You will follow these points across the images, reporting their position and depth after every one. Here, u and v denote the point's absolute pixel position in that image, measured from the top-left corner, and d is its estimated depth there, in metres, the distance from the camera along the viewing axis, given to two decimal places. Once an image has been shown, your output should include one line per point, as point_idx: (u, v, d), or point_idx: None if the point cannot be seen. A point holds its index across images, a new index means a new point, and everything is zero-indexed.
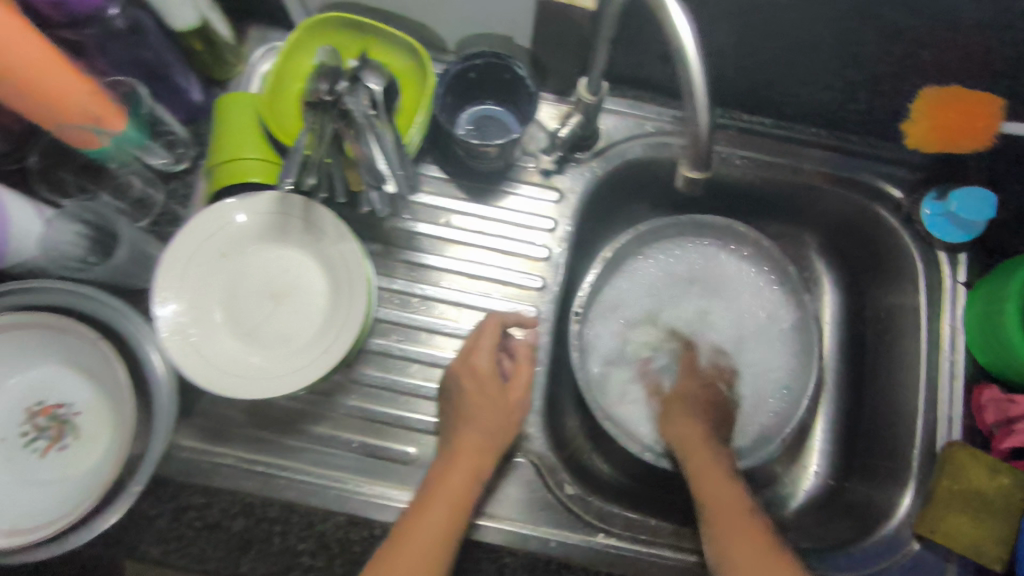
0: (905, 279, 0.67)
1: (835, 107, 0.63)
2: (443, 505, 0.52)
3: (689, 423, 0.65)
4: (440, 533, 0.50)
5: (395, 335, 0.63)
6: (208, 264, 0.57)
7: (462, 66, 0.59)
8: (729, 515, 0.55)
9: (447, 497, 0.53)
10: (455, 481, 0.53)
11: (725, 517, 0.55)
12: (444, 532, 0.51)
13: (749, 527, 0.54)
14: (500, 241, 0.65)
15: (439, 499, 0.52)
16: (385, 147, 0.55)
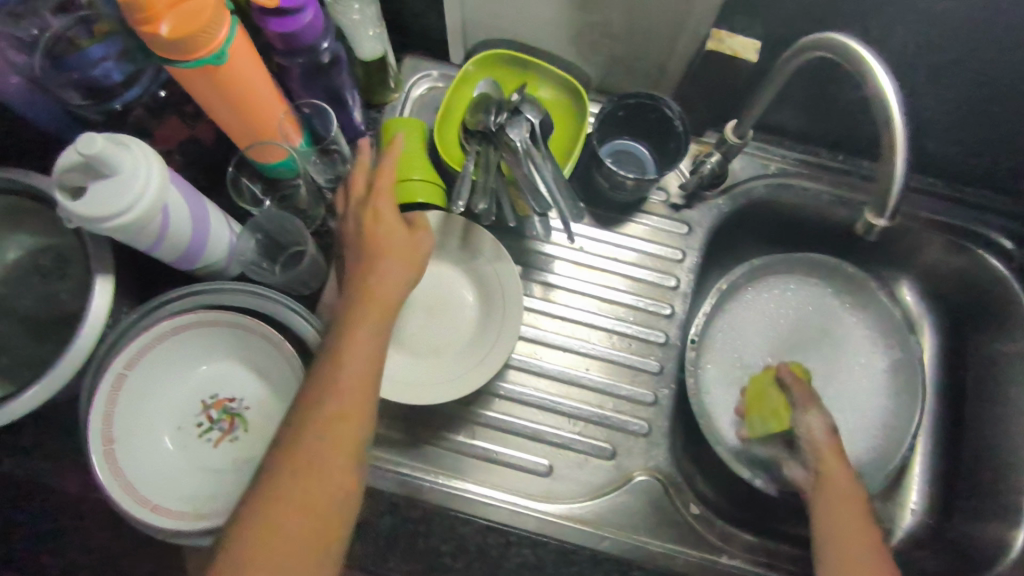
0: (1014, 327, 0.70)
1: (955, 159, 0.68)
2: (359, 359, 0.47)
3: (838, 462, 0.60)
4: (343, 423, 0.45)
5: (531, 351, 0.66)
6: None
7: (615, 104, 0.64)
8: (857, 549, 0.54)
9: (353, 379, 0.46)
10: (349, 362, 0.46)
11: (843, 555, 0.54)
12: (349, 417, 0.45)
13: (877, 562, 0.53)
14: (631, 269, 0.69)
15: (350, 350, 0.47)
16: (545, 173, 0.59)
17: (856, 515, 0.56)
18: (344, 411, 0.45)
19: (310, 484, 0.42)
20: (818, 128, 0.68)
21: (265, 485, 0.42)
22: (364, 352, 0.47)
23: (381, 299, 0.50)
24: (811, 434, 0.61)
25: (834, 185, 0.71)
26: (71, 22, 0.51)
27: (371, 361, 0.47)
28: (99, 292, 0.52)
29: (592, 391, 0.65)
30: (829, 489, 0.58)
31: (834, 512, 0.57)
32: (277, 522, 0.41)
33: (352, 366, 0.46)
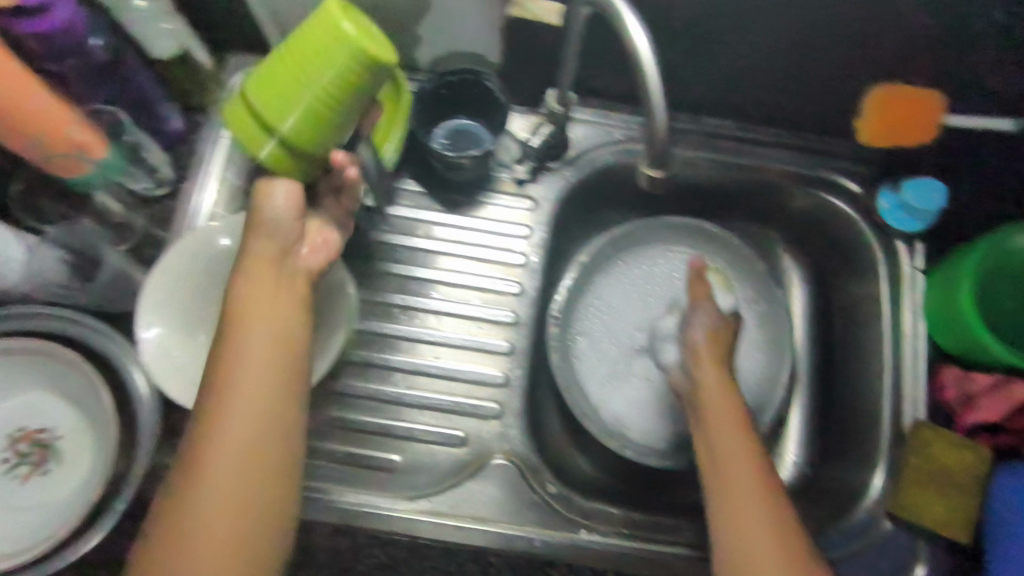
0: (866, 269, 0.70)
1: (789, 108, 0.67)
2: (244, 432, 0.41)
3: (725, 394, 0.58)
4: (236, 504, 0.39)
5: (377, 346, 0.64)
6: (188, 286, 0.58)
7: (438, 80, 0.62)
8: (746, 489, 0.50)
9: (239, 410, 0.41)
10: (231, 404, 0.41)
11: (733, 497, 0.50)
12: (251, 495, 0.40)
13: (763, 491, 0.50)
14: (481, 251, 0.67)
15: (237, 428, 0.41)
16: (364, 162, 0.58)
17: (739, 439, 0.54)
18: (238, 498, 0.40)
19: (204, 564, 0.38)
20: (650, 88, 0.67)
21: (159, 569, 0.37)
22: (242, 374, 0.42)
23: (269, 343, 0.43)
24: (693, 331, 0.65)
25: (677, 146, 0.70)
26: None
27: (262, 432, 0.41)
28: None
29: (444, 379, 0.64)
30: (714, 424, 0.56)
31: (725, 451, 0.54)
32: (215, 553, 0.38)
33: (243, 394, 0.41)
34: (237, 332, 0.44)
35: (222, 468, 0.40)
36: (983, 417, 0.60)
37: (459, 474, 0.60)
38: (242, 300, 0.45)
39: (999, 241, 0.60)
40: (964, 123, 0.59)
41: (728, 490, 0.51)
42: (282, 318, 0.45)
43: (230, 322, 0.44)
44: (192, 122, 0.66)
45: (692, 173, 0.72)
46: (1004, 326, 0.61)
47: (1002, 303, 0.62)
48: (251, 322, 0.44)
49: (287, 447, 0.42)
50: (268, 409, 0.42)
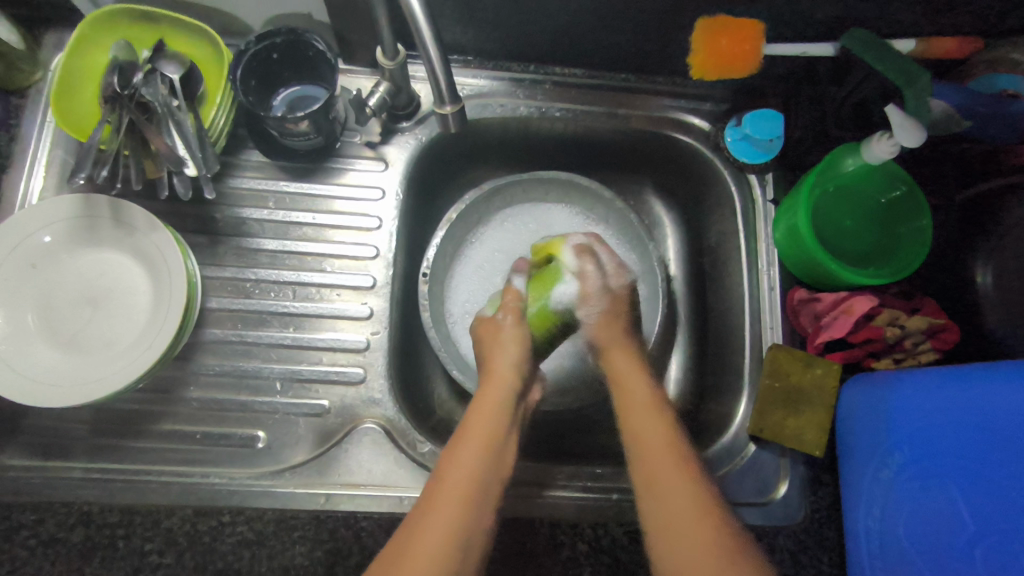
0: (724, 205, 0.71)
1: (632, 51, 0.67)
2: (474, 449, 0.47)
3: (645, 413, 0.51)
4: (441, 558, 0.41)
5: (231, 322, 0.62)
6: (18, 278, 0.55)
7: (261, 46, 0.59)
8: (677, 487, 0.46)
9: (457, 494, 0.44)
10: (456, 469, 0.46)
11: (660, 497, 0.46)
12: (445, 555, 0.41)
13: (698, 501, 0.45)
14: (332, 217, 0.65)
15: (448, 491, 0.45)
16: (184, 132, 0.56)
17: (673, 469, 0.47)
18: (439, 538, 0.42)
19: None
20: (494, 39, 0.66)
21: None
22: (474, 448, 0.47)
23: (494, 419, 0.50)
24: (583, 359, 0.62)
25: (529, 98, 0.70)
26: None
27: (477, 485, 0.45)
28: None
29: (305, 349, 0.62)
30: (643, 471, 0.48)
31: (642, 440, 0.50)
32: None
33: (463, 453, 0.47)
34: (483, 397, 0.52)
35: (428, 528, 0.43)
36: (830, 334, 0.63)
37: (323, 440, 0.59)
38: (494, 347, 0.57)
39: (830, 165, 0.63)
40: (780, 52, 0.61)
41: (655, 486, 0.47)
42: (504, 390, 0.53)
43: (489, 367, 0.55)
44: (10, 106, 0.62)
45: (550, 125, 0.72)
46: (848, 245, 0.63)
47: (841, 224, 0.64)
48: (485, 391, 0.53)
49: (464, 525, 0.43)
50: (473, 489, 0.45)
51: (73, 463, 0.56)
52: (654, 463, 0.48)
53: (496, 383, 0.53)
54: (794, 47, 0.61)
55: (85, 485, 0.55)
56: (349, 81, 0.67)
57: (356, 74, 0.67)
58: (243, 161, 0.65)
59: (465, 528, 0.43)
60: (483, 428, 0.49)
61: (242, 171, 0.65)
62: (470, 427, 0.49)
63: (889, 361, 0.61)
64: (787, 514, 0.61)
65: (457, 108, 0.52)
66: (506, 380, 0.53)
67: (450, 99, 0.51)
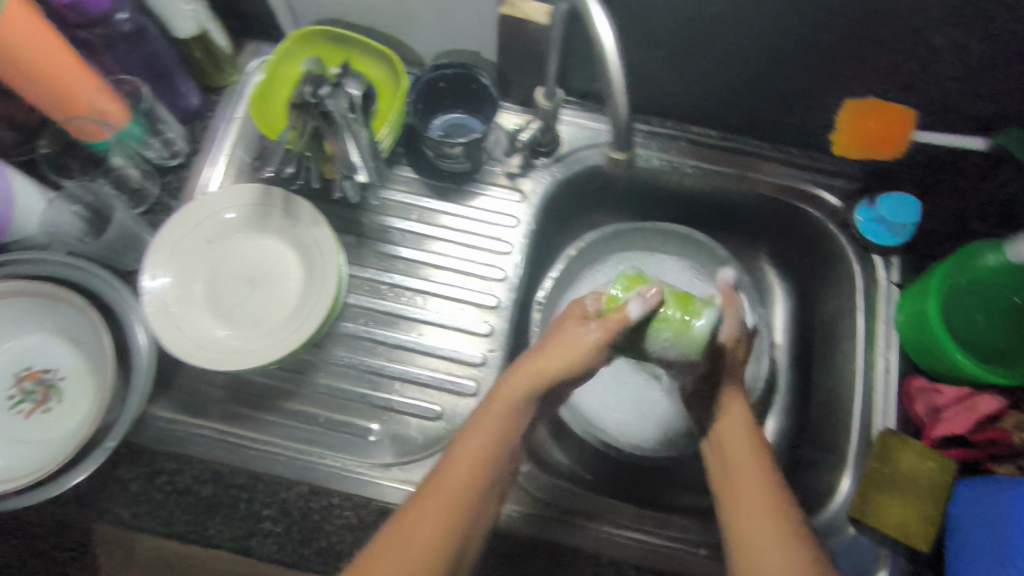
0: (843, 282, 0.71)
1: (773, 120, 0.70)
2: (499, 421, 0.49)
3: (738, 437, 0.53)
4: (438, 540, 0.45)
5: (364, 319, 0.66)
6: (197, 250, 0.62)
7: (433, 74, 0.66)
8: (754, 525, 0.48)
9: (471, 465, 0.48)
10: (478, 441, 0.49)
11: (739, 525, 0.49)
12: (443, 535, 0.45)
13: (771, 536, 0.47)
14: (466, 236, 0.70)
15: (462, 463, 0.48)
16: (359, 142, 0.62)
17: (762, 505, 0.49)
18: (445, 503, 0.46)
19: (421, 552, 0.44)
20: (641, 92, 0.70)
21: (399, 541, 0.45)
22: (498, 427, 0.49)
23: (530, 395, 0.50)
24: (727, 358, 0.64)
25: (664, 152, 0.73)
26: None
27: (490, 462, 0.48)
28: None
29: (424, 355, 0.65)
30: (731, 501, 0.50)
31: (734, 467, 0.52)
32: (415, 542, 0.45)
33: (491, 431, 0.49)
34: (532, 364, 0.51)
35: (437, 496, 0.47)
36: (949, 429, 0.61)
37: (431, 445, 0.62)
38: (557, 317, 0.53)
39: (968, 258, 0.63)
40: (930, 139, 0.63)
41: (737, 514, 0.49)
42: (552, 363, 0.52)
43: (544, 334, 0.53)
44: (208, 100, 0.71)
45: (679, 179, 0.74)
46: (979, 341, 0.62)
47: (972, 318, 0.63)
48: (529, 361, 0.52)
49: (465, 496, 0.47)
50: (486, 466, 0.48)
51: (208, 423, 0.61)
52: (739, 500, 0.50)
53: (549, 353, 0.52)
54: (945, 137, 0.62)
55: (218, 445, 0.60)
56: (502, 117, 0.72)
57: (509, 110, 0.72)
58: (396, 175, 0.71)
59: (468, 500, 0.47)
60: (512, 402, 0.50)
61: (394, 184, 0.71)
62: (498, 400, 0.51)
63: (1012, 467, 0.59)
64: None
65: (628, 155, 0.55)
66: (554, 360, 0.51)
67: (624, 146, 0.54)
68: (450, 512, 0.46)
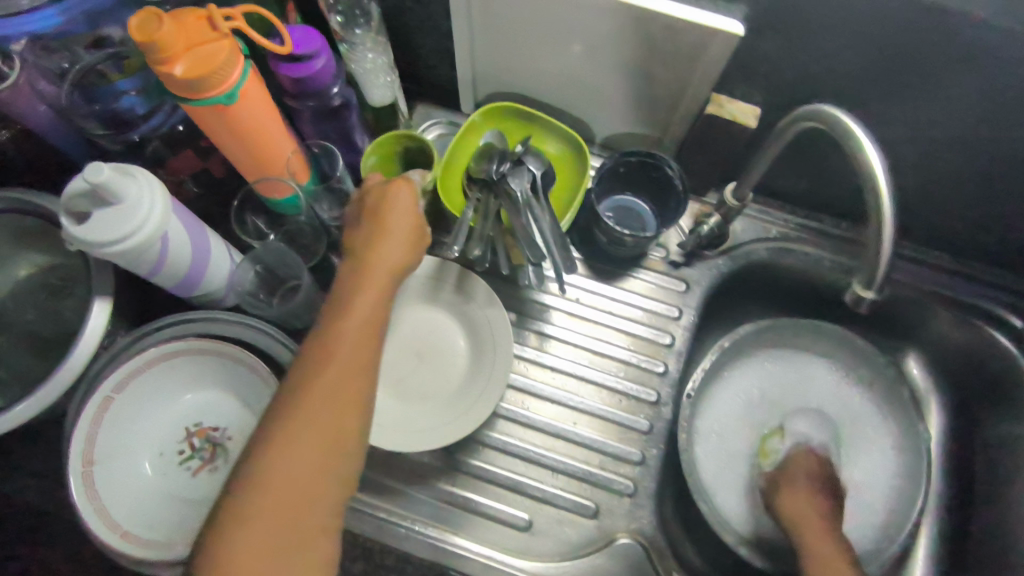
0: (1018, 412, 0.67)
1: (964, 235, 0.67)
2: (351, 336, 0.43)
3: (833, 567, 0.58)
4: (299, 520, 0.37)
5: (518, 401, 0.65)
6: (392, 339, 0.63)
7: (617, 160, 0.65)
8: None
9: (330, 393, 0.40)
10: (334, 372, 0.41)
11: None
12: (302, 501, 0.38)
13: None
14: (626, 323, 0.68)
15: (307, 398, 0.40)
16: (544, 224, 0.60)
17: None
18: (321, 444, 0.39)
19: (292, 504, 0.37)
20: (823, 193, 0.68)
21: (244, 526, 0.36)
22: (362, 350, 0.43)
23: (377, 307, 0.45)
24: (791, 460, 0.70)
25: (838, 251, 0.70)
26: (99, 56, 0.54)
27: (354, 398, 0.41)
28: (94, 315, 0.54)
29: (578, 445, 0.63)
30: None
31: None
32: (286, 514, 0.37)
33: (348, 349, 0.42)
34: (366, 269, 0.47)
35: (288, 458, 0.38)
36: None
37: (585, 546, 0.60)
38: (387, 207, 0.50)
39: None
40: None
41: None
42: (398, 261, 0.48)
43: (375, 224, 0.49)
44: None
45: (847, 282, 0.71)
46: None
47: None
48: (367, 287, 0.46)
49: (337, 427, 0.40)
50: (352, 394, 0.41)
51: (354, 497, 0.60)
52: None
53: (385, 255, 0.48)
54: None
55: (364, 520, 0.58)
56: None
57: None
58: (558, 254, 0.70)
59: (341, 448, 0.40)
60: (369, 309, 0.45)
61: None
62: (354, 307, 0.44)
63: None
64: None
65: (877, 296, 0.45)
66: (391, 275, 0.47)
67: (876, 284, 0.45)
68: (331, 446, 0.39)
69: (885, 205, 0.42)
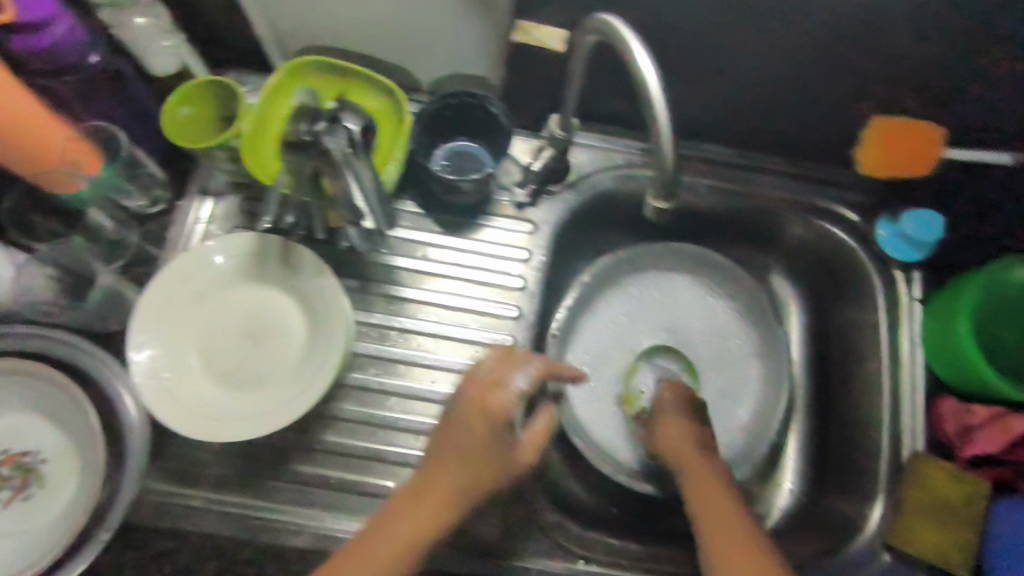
0: (863, 300, 0.69)
1: (793, 135, 0.67)
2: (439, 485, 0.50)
3: (717, 497, 0.52)
4: None
5: (372, 369, 0.63)
6: None
7: (440, 101, 0.62)
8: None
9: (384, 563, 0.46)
10: (400, 525, 0.48)
11: None
12: None
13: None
14: (477, 272, 0.66)
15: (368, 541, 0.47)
16: (364, 185, 0.57)
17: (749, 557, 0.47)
18: None
19: None
20: (654, 113, 0.67)
21: None
22: (412, 527, 0.48)
23: (423, 524, 0.49)
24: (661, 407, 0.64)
25: (678, 171, 0.70)
26: None
27: (414, 531, 0.48)
28: None
29: (438, 403, 0.62)
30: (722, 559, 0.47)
31: (715, 528, 0.50)
32: None
33: (400, 523, 0.48)
34: (433, 499, 0.50)
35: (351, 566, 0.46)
36: (980, 450, 0.61)
37: None
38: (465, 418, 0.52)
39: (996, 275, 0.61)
40: (963, 156, 0.60)
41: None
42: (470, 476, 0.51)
43: (468, 461, 0.50)
44: None
45: (692, 200, 0.72)
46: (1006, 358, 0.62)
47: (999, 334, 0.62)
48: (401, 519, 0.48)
49: (400, 539, 0.47)
50: (409, 542, 0.48)
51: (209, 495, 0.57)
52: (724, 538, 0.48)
53: (437, 485, 0.50)
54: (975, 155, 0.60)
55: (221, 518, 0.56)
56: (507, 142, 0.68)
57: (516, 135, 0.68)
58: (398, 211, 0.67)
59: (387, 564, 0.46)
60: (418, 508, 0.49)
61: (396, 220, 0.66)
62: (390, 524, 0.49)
63: None
64: None
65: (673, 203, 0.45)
66: (458, 458, 0.51)
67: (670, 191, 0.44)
68: None
69: (660, 116, 0.41)
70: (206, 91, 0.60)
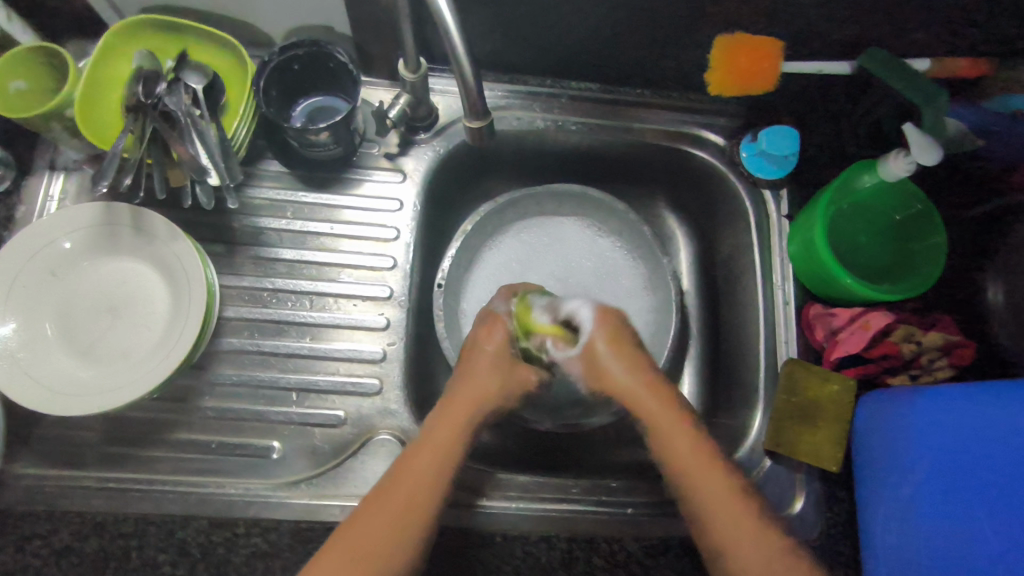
0: (736, 222, 0.71)
1: (650, 66, 0.67)
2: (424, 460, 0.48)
3: (663, 406, 0.52)
4: None
5: (247, 332, 0.62)
6: None
7: (283, 57, 0.59)
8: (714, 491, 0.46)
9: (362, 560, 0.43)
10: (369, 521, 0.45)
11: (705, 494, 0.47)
12: None
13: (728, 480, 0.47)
14: (349, 227, 0.65)
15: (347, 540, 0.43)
16: (208, 142, 0.56)
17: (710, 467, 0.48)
18: None
19: None
20: (513, 53, 0.67)
21: None
22: (390, 517, 0.45)
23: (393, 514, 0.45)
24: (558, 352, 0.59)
25: (546, 111, 0.71)
26: None
27: (402, 518, 0.45)
28: None
29: (318, 358, 0.62)
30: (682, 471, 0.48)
31: (670, 448, 0.50)
32: None
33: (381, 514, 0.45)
34: (410, 478, 0.47)
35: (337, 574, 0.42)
36: (844, 349, 0.63)
37: (339, 455, 0.59)
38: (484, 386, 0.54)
39: (847, 182, 0.64)
40: (800, 67, 0.63)
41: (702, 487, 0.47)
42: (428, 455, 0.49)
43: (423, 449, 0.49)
44: None
45: (565, 138, 0.72)
46: (863, 261, 0.64)
47: (857, 239, 0.64)
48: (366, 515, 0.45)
49: (380, 534, 0.44)
50: (392, 533, 0.44)
51: (82, 473, 0.56)
52: (678, 448, 0.49)
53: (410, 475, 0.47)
54: (810, 65, 0.63)
55: (96, 494, 0.55)
56: (368, 93, 0.67)
57: (375, 86, 0.67)
58: (262, 171, 0.65)
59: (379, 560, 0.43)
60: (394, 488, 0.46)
61: (260, 181, 0.65)
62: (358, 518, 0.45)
63: (904, 377, 0.62)
64: (803, 530, 0.61)
65: (486, 122, 0.53)
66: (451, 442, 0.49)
67: (481, 113, 0.52)
68: None
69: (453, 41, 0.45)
70: (31, 59, 0.57)
